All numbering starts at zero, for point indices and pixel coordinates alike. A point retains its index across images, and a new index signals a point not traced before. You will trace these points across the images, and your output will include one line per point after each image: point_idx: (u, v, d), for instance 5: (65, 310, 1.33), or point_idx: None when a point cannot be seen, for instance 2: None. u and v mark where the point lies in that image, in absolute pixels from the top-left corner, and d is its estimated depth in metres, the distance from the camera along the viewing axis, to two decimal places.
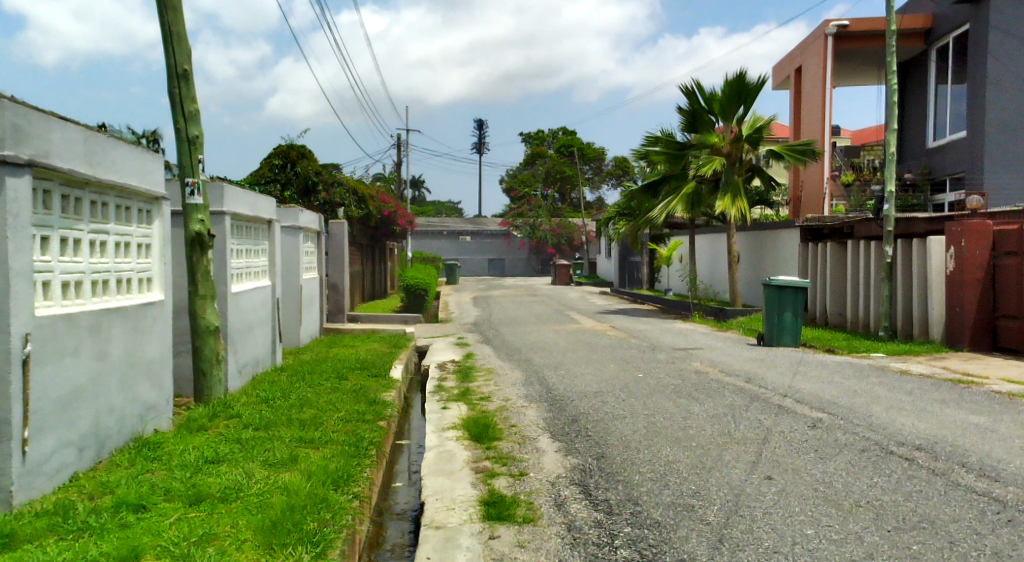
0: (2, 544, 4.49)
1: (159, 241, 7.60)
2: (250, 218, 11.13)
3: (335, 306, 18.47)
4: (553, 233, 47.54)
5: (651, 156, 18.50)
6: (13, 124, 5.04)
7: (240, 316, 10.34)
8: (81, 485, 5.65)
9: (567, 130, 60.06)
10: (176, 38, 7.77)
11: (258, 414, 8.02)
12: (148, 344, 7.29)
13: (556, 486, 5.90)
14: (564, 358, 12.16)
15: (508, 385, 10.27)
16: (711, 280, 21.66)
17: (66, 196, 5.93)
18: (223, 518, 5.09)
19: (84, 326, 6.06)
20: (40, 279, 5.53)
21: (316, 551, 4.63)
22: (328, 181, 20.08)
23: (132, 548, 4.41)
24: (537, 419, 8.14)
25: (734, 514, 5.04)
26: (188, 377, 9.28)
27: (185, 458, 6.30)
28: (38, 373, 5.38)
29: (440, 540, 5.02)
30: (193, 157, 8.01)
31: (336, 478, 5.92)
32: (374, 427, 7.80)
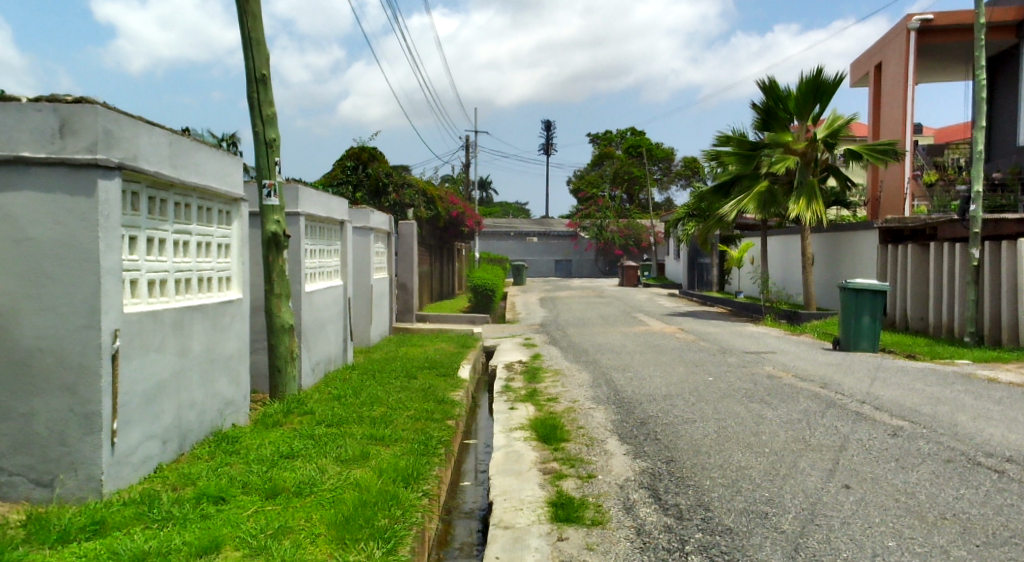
0: (93, 531, 4.70)
1: (238, 241, 7.84)
2: (324, 219, 11.37)
3: (404, 306, 18.72)
4: (621, 234, 47.24)
5: (722, 157, 18.26)
6: (104, 129, 5.26)
7: (313, 314, 10.58)
8: (164, 476, 5.87)
9: (636, 130, 59.62)
10: (255, 44, 7.99)
11: (330, 411, 8.20)
12: (227, 341, 7.52)
13: (625, 490, 5.88)
14: (632, 361, 12.09)
15: (576, 387, 10.26)
16: (784, 282, 21.22)
17: (152, 198, 6.15)
18: (298, 512, 5.22)
19: (168, 323, 6.29)
20: (128, 278, 5.76)
21: (388, 548, 4.71)
22: (399, 182, 20.29)
23: (213, 539, 4.57)
24: (605, 421, 8.12)
25: (810, 524, 4.94)
26: (264, 374, 9.54)
27: (262, 452, 6.48)
28: (126, 367, 5.60)
29: (509, 540, 5.06)
30: (271, 160, 8.23)
31: (406, 475, 6.02)
32: (443, 426, 7.89)
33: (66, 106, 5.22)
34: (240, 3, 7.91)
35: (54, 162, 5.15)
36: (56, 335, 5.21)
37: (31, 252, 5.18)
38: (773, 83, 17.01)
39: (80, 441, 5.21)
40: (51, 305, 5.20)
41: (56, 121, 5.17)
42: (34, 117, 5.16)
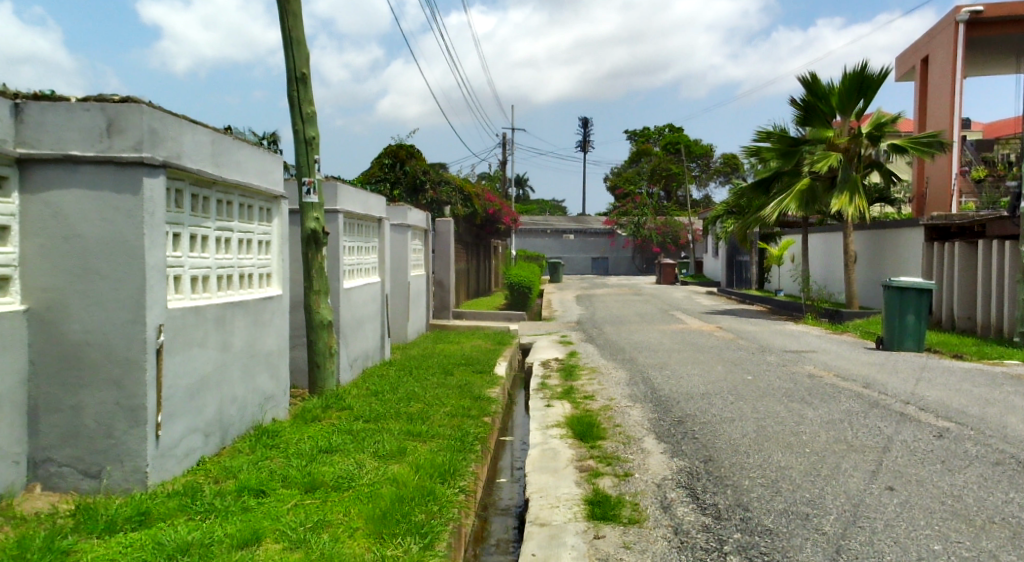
0: (138, 522, 4.79)
1: (278, 237, 7.93)
2: (362, 216, 11.45)
3: (441, 302, 18.81)
4: (658, 231, 46.94)
5: (762, 153, 18.06)
6: (150, 128, 5.35)
7: (351, 310, 10.67)
8: (207, 469, 5.97)
9: (674, 128, 59.19)
10: (296, 43, 8.07)
11: (368, 407, 8.26)
12: (267, 336, 7.62)
13: (662, 489, 5.84)
14: (670, 358, 12.00)
15: (613, 384, 10.23)
16: (825, 280, 20.90)
17: (195, 196, 6.25)
18: (337, 506, 5.27)
19: (210, 319, 6.38)
20: (172, 274, 5.86)
21: (425, 542, 4.73)
22: (435, 180, 20.53)
23: (254, 531, 4.63)
24: (642, 420, 8.07)
25: (853, 525, 4.87)
26: (303, 369, 9.64)
27: (301, 447, 6.56)
28: (170, 361, 5.70)
29: (545, 537, 5.05)
30: (310, 158, 8.32)
31: (443, 471, 6.05)
32: (480, 423, 7.90)
33: (113, 105, 5.31)
34: (281, 3, 8.00)
35: (101, 160, 5.26)
36: (102, 330, 5.31)
37: (79, 249, 5.28)
38: (816, 78, 16.78)
39: (126, 433, 5.32)
40: (98, 300, 5.30)
41: (103, 121, 5.27)
42: (82, 116, 5.27)
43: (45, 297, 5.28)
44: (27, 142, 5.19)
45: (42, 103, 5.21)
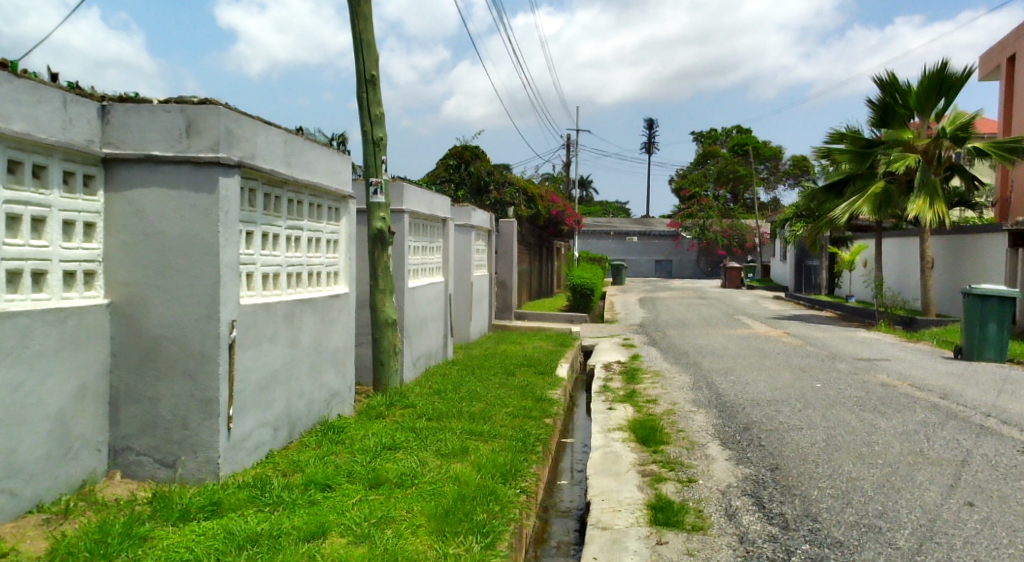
0: (210, 511, 4.93)
1: (346, 237, 8.06)
2: (427, 216, 11.56)
3: (503, 303, 18.91)
4: (724, 234, 46.29)
5: (834, 155, 17.66)
6: (225, 129, 5.50)
7: (415, 309, 10.78)
8: (275, 462, 6.11)
9: (742, 129, 58.26)
10: (366, 45, 8.20)
11: (431, 406, 8.34)
12: (334, 334, 7.76)
13: (726, 496, 5.76)
14: (735, 364, 11.81)
15: (676, 389, 10.13)
16: (900, 287, 20.27)
17: (268, 195, 6.40)
18: (401, 502, 5.34)
19: (280, 315, 6.53)
20: (244, 271, 6.02)
21: (486, 542, 4.75)
22: (500, 181, 20.42)
23: (320, 525, 4.72)
24: (706, 425, 7.97)
25: (929, 541, 4.73)
26: (368, 367, 9.78)
27: (366, 443, 6.66)
28: (242, 356, 5.86)
29: (606, 541, 5.03)
30: (378, 158, 8.44)
31: (505, 471, 6.07)
32: (541, 425, 7.91)
33: (193, 106, 5.48)
34: (352, 6, 8.13)
35: (180, 160, 5.43)
36: (179, 324, 5.47)
37: (158, 246, 5.44)
38: (894, 78, 16.32)
39: (199, 424, 5.48)
40: (175, 295, 5.47)
41: (183, 122, 5.45)
42: (163, 118, 5.44)
43: (126, 292, 5.47)
44: (112, 143, 5.38)
45: (127, 105, 5.39)
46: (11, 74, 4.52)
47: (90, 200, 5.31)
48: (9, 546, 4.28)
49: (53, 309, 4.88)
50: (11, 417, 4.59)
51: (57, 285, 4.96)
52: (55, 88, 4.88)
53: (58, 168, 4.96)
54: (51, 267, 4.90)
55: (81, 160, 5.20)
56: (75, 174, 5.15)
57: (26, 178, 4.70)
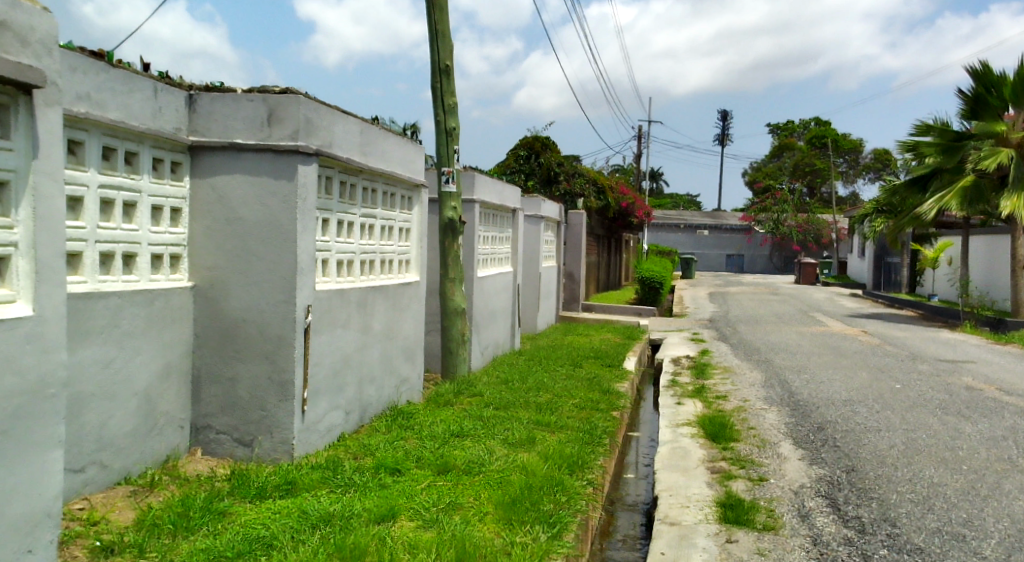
0: (286, 491, 5.07)
1: (418, 225, 8.15)
2: (497, 206, 11.58)
3: (571, 295, 18.85)
4: (799, 229, 45.19)
5: (920, 148, 17.07)
6: (305, 118, 5.62)
7: (484, 299, 10.85)
8: (347, 445, 6.24)
9: (821, 121, 56.71)
10: (441, 36, 8.24)
11: (499, 395, 8.39)
12: (405, 321, 7.85)
13: (799, 496, 5.64)
14: (810, 362, 11.54)
15: (747, 385, 9.96)
16: (988, 286, 19.49)
17: (344, 183, 6.51)
18: (468, 489, 5.38)
19: (354, 302, 6.64)
20: (320, 258, 6.15)
21: (553, 532, 4.76)
22: (570, 172, 20.33)
23: (391, 508, 4.80)
24: (778, 423, 7.82)
25: (1018, 552, 4.55)
26: (437, 355, 9.87)
27: (434, 430, 6.73)
28: (317, 340, 5.99)
29: (675, 537, 4.98)
30: (450, 148, 8.50)
31: (572, 462, 6.07)
32: (608, 417, 7.87)
33: (275, 96, 5.60)
34: None
35: (262, 148, 5.55)
36: (258, 307, 5.61)
37: (240, 231, 5.58)
38: (988, 68, 15.62)
39: (275, 406, 5.62)
40: (255, 280, 5.61)
41: (265, 111, 5.57)
42: (246, 107, 5.57)
43: (209, 276, 5.63)
44: (198, 130, 5.54)
45: (213, 94, 5.54)
46: (107, 64, 4.69)
47: (177, 186, 5.49)
48: (100, 515, 4.47)
49: (142, 290, 5.06)
50: (102, 393, 4.78)
51: (146, 267, 5.14)
52: (147, 78, 5.05)
53: (148, 155, 5.14)
54: (140, 250, 5.08)
55: (169, 147, 5.37)
56: (163, 161, 5.33)
57: (119, 164, 4.88)
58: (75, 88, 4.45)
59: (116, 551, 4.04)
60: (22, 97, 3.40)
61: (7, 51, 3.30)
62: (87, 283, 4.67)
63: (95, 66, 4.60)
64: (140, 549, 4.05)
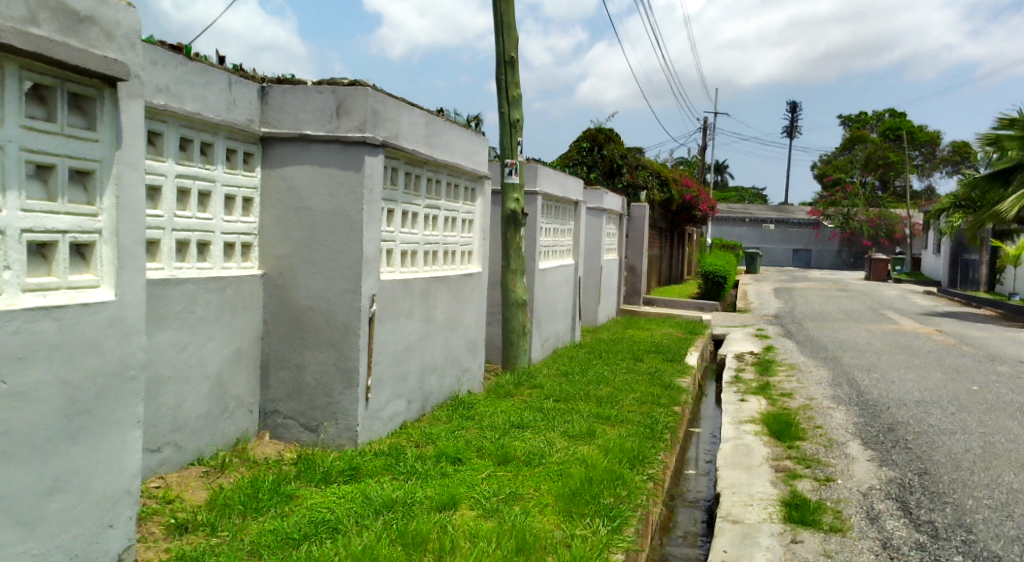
0: (350, 476, 5.16)
1: (481, 217, 8.19)
2: (560, 198, 11.56)
3: (632, 288, 18.72)
4: (871, 224, 44.03)
5: (1002, 142, 16.47)
6: (372, 110, 5.68)
7: (545, 291, 10.86)
8: (409, 433, 6.33)
9: (895, 113, 55.04)
10: (507, 27, 8.25)
11: (559, 387, 8.39)
12: (467, 312, 7.90)
13: (868, 498, 5.51)
14: (881, 361, 11.23)
15: (813, 383, 9.76)
16: None
17: (409, 174, 6.58)
18: (528, 480, 5.41)
19: (417, 293, 6.71)
20: (385, 248, 6.22)
21: (613, 525, 4.74)
22: (633, 164, 20.17)
23: (451, 496, 4.85)
24: (846, 423, 7.65)
25: None
26: (498, 346, 9.92)
27: (494, 420, 6.77)
28: (381, 329, 6.08)
29: (737, 535, 4.92)
30: (514, 140, 8.50)
31: (632, 457, 6.04)
32: (670, 412, 7.80)
33: (344, 87, 5.66)
34: None
35: (331, 139, 5.63)
36: (325, 296, 5.70)
37: (308, 221, 5.68)
38: None
39: (341, 393, 5.72)
40: (323, 269, 5.70)
41: (334, 103, 5.65)
42: (316, 99, 5.65)
43: (278, 264, 5.75)
44: (269, 122, 5.66)
45: (284, 86, 5.64)
46: (185, 57, 4.82)
47: (249, 176, 5.62)
48: (175, 493, 4.63)
49: (215, 278, 5.21)
50: (177, 376, 4.94)
51: (219, 255, 5.28)
52: (222, 71, 5.18)
53: (222, 146, 5.28)
54: (214, 238, 5.23)
55: (241, 139, 5.50)
56: (236, 151, 5.47)
57: (195, 155, 5.03)
58: (155, 80, 4.59)
59: (190, 528, 4.18)
60: (108, 89, 3.52)
61: (94, 45, 3.41)
62: (164, 270, 4.82)
63: (174, 59, 4.73)
64: (212, 528, 4.19)
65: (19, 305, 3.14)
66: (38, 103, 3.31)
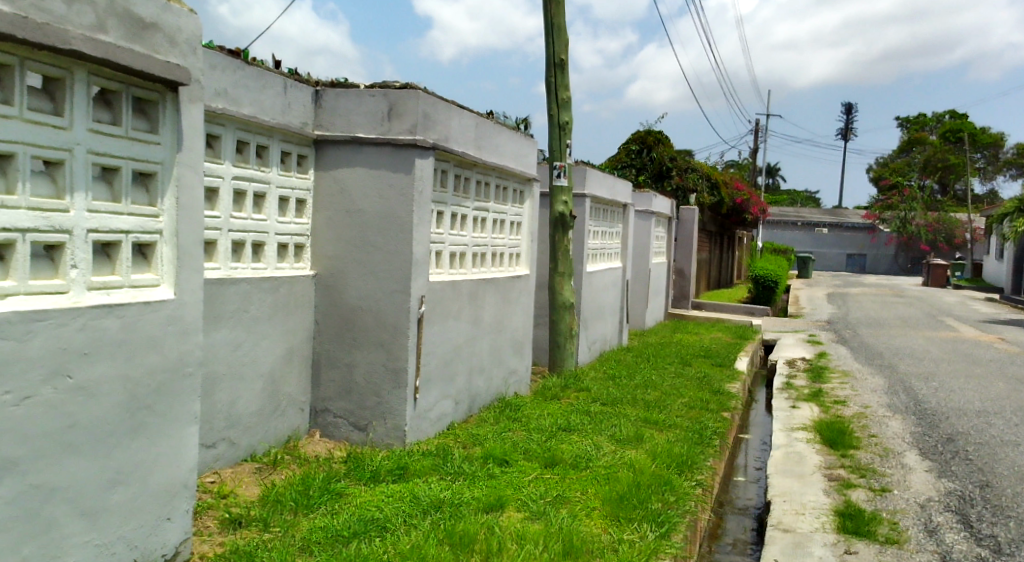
0: (398, 475, 5.21)
1: (529, 219, 8.20)
2: (609, 201, 11.52)
3: (680, 292, 18.55)
4: (930, 228, 42.92)
5: None
6: (423, 113, 5.73)
7: (592, 294, 10.82)
8: (457, 434, 6.37)
9: (956, 114, 53.62)
10: (557, 30, 8.25)
11: (606, 390, 8.35)
12: (514, 314, 7.93)
13: (926, 510, 5.39)
14: (940, 369, 10.94)
15: (868, 391, 9.56)
16: None
17: (458, 176, 6.62)
18: (575, 484, 5.40)
19: (465, 295, 6.75)
20: (434, 250, 6.28)
21: (661, 531, 4.71)
22: (683, 167, 19.99)
23: (499, 498, 4.87)
24: (903, 432, 7.47)
25: None
26: (545, 348, 9.92)
27: (541, 423, 6.78)
28: (429, 330, 6.13)
29: (789, 544, 4.85)
30: (562, 142, 8.50)
31: (681, 462, 5.99)
32: (719, 418, 7.71)
33: (395, 90, 5.72)
34: None
35: (382, 142, 5.69)
36: (375, 297, 5.77)
37: (359, 223, 5.76)
38: None
39: (389, 393, 5.78)
40: (373, 270, 5.76)
41: (385, 106, 5.71)
42: (368, 102, 5.72)
43: (329, 265, 5.84)
44: (323, 125, 5.75)
45: (337, 90, 5.72)
46: (242, 61, 4.92)
47: (303, 178, 5.72)
48: (229, 488, 4.73)
49: (269, 278, 5.31)
50: (232, 373, 5.04)
51: (273, 256, 5.39)
52: (277, 75, 5.27)
53: (277, 149, 5.38)
54: (268, 239, 5.33)
55: (296, 141, 5.60)
56: (290, 154, 5.56)
57: (251, 157, 5.13)
58: (214, 85, 4.70)
59: (244, 523, 4.26)
60: (170, 94, 3.61)
61: (157, 51, 3.50)
62: (220, 269, 4.93)
63: (233, 64, 4.83)
64: (265, 524, 4.27)
65: (84, 303, 3.25)
66: (105, 107, 3.41)
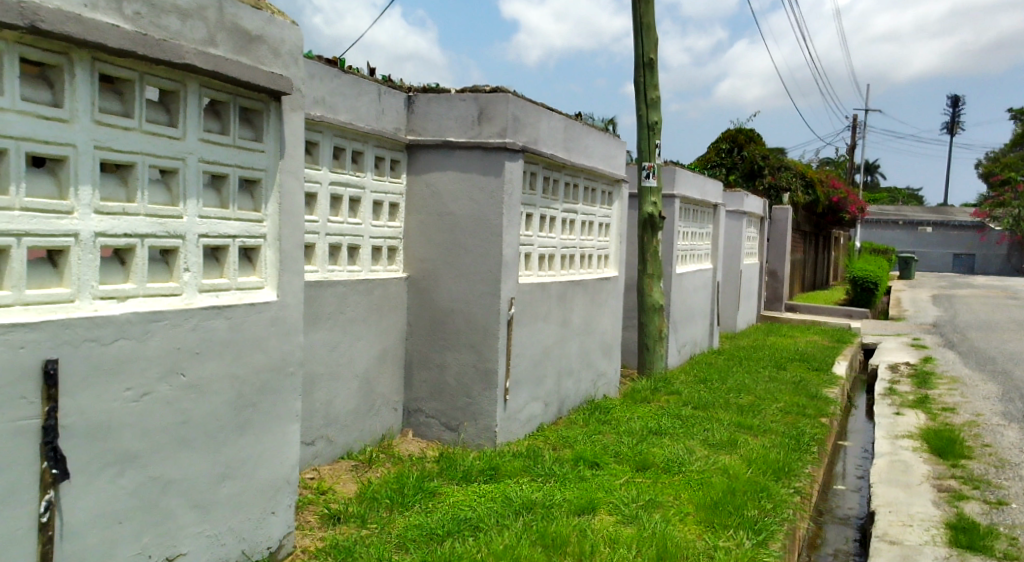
0: (489, 476, 5.25)
1: (618, 220, 8.15)
2: (699, 201, 11.35)
3: (773, 293, 18.12)
4: None
5: None
6: (513, 116, 5.77)
7: (683, 296, 10.68)
8: (546, 436, 6.38)
9: None
10: (646, 29, 8.16)
11: (697, 394, 8.22)
12: (603, 315, 7.89)
13: None
14: None
15: (979, 398, 9.11)
16: None
17: (548, 178, 6.64)
18: (668, 488, 5.33)
19: (554, 296, 6.76)
20: (523, 252, 6.31)
21: (759, 539, 4.61)
22: (776, 165, 19.50)
23: (591, 500, 4.85)
24: (1018, 442, 7.09)
25: None
26: (634, 351, 9.85)
27: (631, 425, 6.72)
28: (520, 331, 6.16)
29: (896, 557, 4.67)
30: (651, 142, 8.41)
31: (777, 469, 5.84)
32: (817, 424, 7.49)
33: (485, 94, 5.78)
34: None
35: (472, 145, 5.75)
36: (465, 299, 5.84)
37: (451, 226, 5.84)
38: None
39: (480, 394, 5.83)
40: (464, 272, 5.84)
41: (475, 110, 5.77)
42: (459, 106, 5.79)
43: (421, 267, 5.94)
44: (415, 130, 5.85)
45: (429, 95, 5.82)
46: (339, 69, 5.07)
47: (395, 182, 5.85)
48: (327, 485, 4.86)
49: (363, 280, 5.44)
50: (330, 373, 5.19)
51: (367, 259, 5.52)
52: (372, 82, 5.40)
53: (372, 154, 5.51)
54: (363, 242, 5.46)
55: (389, 147, 5.72)
56: (384, 159, 5.69)
57: (347, 163, 5.27)
58: (312, 93, 4.85)
59: (342, 519, 4.38)
60: (273, 103, 3.75)
61: (262, 62, 3.64)
62: (318, 272, 5.08)
63: (330, 72, 4.98)
64: (362, 520, 4.37)
65: (196, 304, 3.40)
66: (214, 117, 3.56)
